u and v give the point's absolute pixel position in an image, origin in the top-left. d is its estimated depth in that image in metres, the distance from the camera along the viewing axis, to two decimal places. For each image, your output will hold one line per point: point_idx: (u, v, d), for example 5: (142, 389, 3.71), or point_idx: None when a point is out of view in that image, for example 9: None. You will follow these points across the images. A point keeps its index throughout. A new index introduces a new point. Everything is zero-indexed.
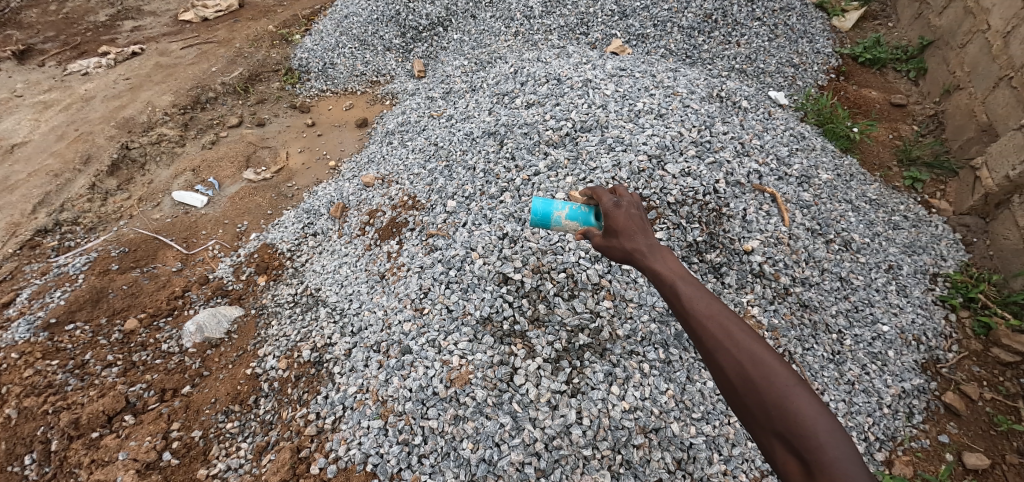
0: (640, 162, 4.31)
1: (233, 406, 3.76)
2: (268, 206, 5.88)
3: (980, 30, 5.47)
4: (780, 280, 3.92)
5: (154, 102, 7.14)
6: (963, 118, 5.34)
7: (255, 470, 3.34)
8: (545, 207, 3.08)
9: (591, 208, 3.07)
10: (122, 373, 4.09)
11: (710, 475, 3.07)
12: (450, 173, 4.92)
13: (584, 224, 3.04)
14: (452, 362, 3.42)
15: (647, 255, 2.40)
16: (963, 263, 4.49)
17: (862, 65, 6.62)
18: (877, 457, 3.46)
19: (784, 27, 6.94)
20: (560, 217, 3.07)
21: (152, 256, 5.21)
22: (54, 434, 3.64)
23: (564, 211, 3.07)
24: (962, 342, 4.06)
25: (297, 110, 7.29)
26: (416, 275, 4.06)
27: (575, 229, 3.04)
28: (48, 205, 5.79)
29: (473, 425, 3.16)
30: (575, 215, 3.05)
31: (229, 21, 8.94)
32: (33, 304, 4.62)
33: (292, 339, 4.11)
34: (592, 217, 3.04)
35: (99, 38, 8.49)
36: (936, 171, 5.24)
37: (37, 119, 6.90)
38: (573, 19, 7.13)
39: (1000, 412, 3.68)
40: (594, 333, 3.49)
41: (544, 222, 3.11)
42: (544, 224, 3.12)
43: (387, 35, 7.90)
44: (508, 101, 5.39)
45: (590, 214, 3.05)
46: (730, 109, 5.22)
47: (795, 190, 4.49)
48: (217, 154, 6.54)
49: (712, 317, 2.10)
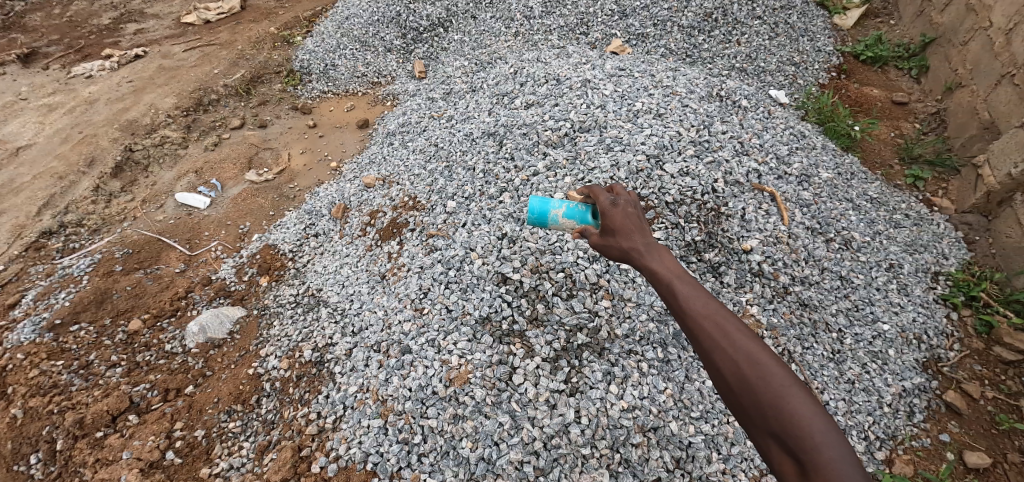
0: (639, 162, 4.32)
1: (235, 406, 3.79)
2: (270, 207, 5.92)
3: (982, 27, 5.45)
4: (779, 279, 3.92)
5: (157, 104, 7.19)
6: (966, 116, 5.31)
7: (257, 469, 3.37)
8: (543, 206, 3.09)
9: (588, 206, 3.07)
10: (126, 373, 4.13)
11: (709, 474, 3.09)
12: (450, 174, 4.94)
13: (581, 223, 3.05)
14: (451, 362, 3.44)
15: (644, 254, 2.41)
16: (965, 261, 4.48)
17: (863, 63, 6.60)
18: (878, 456, 3.46)
19: (784, 25, 6.93)
20: (557, 216, 3.08)
21: (155, 257, 5.25)
22: (59, 434, 3.69)
23: (561, 210, 3.08)
24: (963, 340, 4.06)
25: (298, 111, 7.33)
26: (416, 275, 4.09)
27: (572, 227, 3.06)
28: (53, 207, 5.84)
29: (472, 424, 3.18)
30: (573, 213, 3.06)
31: (231, 23, 8.98)
32: (38, 306, 4.67)
33: (294, 339, 4.14)
34: (589, 216, 3.05)
35: (103, 41, 8.54)
36: (937, 169, 5.22)
37: (41, 122, 6.96)
38: (573, 19, 7.14)
39: (1001, 411, 3.67)
40: (593, 332, 3.51)
41: (542, 222, 3.13)
42: (542, 223, 3.14)
43: (387, 36, 7.94)
44: (508, 101, 5.41)
45: (587, 213, 3.05)
46: (730, 108, 5.22)
47: (795, 189, 4.49)
48: (219, 156, 6.59)
49: (709, 316, 2.11)
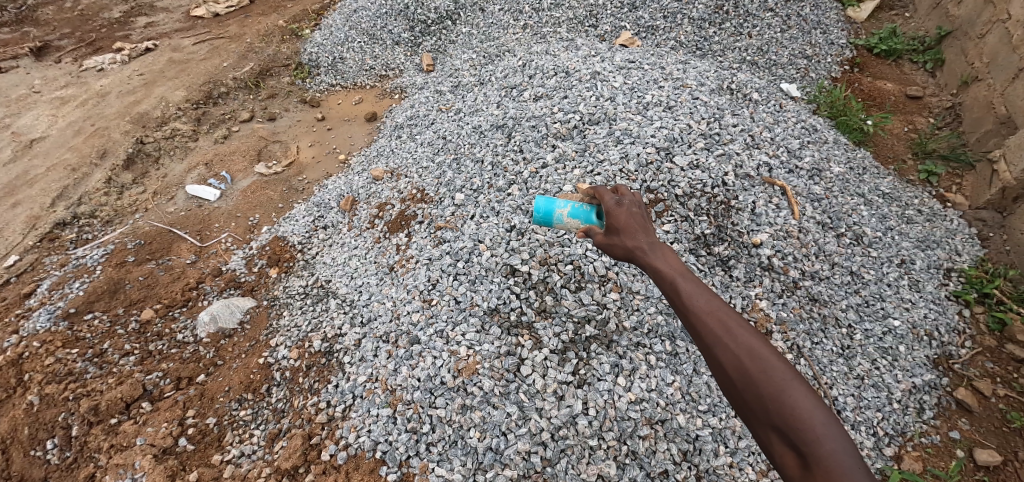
0: (648, 155, 4.29)
1: (246, 394, 3.83)
2: (280, 200, 5.95)
3: (999, 20, 5.41)
4: (789, 274, 3.90)
5: (167, 97, 7.25)
6: (981, 110, 5.22)
7: (267, 456, 3.41)
8: (548, 205, 3.10)
9: (593, 206, 3.07)
10: (139, 362, 4.19)
11: (716, 467, 3.08)
12: (458, 166, 4.95)
13: (586, 222, 3.05)
14: (460, 353, 3.46)
15: (647, 252, 2.41)
16: (978, 258, 4.42)
17: (877, 56, 6.50)
18: (885, 452, 3.44)
19: (796, 18, 6.86)
20: (562, 215, 3.07)
21: (166, 249, 5.32)
22: (74, 420, 3.76)
23: (566, 209, 3.08)
24: (975, 338, 4.01)
25: (307, 104, 7.36)
26: (424, 267, 4.11)
27: (577, 227, 3.05)
28: (67, 198, 5.92)
29: (480, 415, 3.20)
30: (577, 213, 3.06)
31: (240, 16, 9.04)
32: (53, 295, 4.74)
33: (303, 329, 4.17)
34: (593, 215, 3.05)
35: (114, 35, 8.62)
36: (952, 164, 5.13)
37: (55, 114, 7.04)
38: (582, 12, 7.09)
39: (1014, 409, 3.60)
40: (601, 324, 3.50)
41: (546, 221, 3.12)
42: (547, 222, 3.14)
43: (396, 29, 7.92)
44: (516, 93, 5.41)
45: (592, 212, 3.05)
46: (741, 101, 5.16)
47: (806, 183, 4.45)
48: (229, 149, 6.64)
49: (711, 312, 2.11)
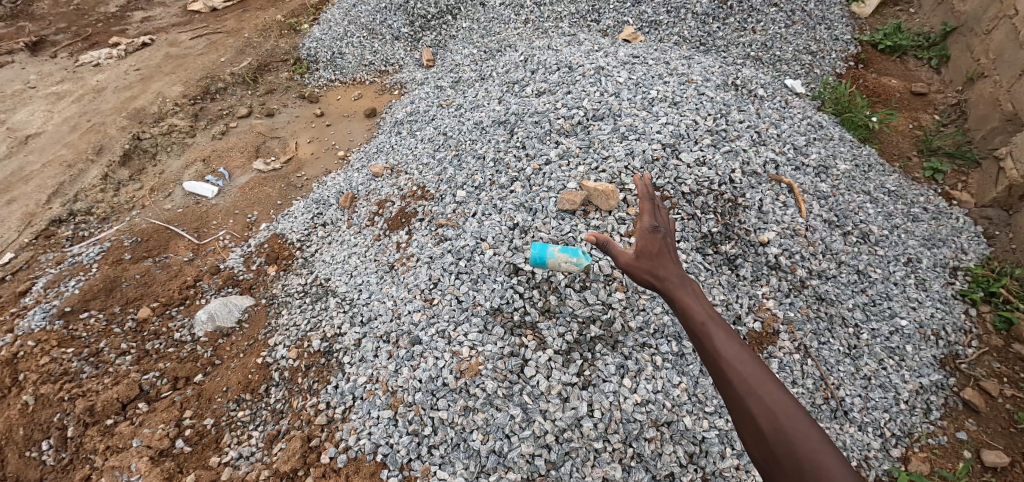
0: (653, 151, 4.22)
1: (245, 395, 3.77)
2: (278, 197, 5.88)
3: (1006, 15, 5.34)
4: (797, 273, 3.84)
5: (164, 92, 7.16)
6: (987, 106, 5.16)
7: (266, 458, 3.35)
8: (541, 248, 3.42)
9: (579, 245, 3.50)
10: (136, 361, 4.13)
11: (723, 470, 3.04)
12: (459, 163, 4.88)
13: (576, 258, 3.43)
14: (462, 354, 3.40)
15: (676, 284, 2.38)
16: (984, 256, 4.37)
17: (882, 52, 6.43)
18: (893, 453, 3.39)
19: (801, 13, 6.77)
20: (555, 253, 3.41)
21: (164, 246, 5.26)
22: (70, 421, 3.70)
23: (558, 249, 3.43)
24: (982, 337, 3.96)
25: (306, 100, 7.28)
26: (425, 265, 4.05)
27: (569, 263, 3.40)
28: (63, 195, 5.84)
29: (483, 416, 3.15)
30: (568, 250, 3.42)
31: (238, 11, 8.94)
32: (48, 293, 4.67)
33: (302, 328, 4.11)
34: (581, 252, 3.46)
35: (110, 29, 8.52)
36: (957, 162, 5.08)
37: (50, 110, 6.95)
38: (584, 6, 7.01)
39: (1021, 409, 3.56)
40: (606, 325, 3.45)
41: (540, 262, 3.43)
42: (540, 264, 3.44)
43: (395, 24, 7.83)
44: (518, 89, 5.34)
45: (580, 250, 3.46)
46: (746, 97, 5.09)
47: (813, 181, 4.39)
48: (227, 145, 6.56)
49: (730, 351, 2.07)
